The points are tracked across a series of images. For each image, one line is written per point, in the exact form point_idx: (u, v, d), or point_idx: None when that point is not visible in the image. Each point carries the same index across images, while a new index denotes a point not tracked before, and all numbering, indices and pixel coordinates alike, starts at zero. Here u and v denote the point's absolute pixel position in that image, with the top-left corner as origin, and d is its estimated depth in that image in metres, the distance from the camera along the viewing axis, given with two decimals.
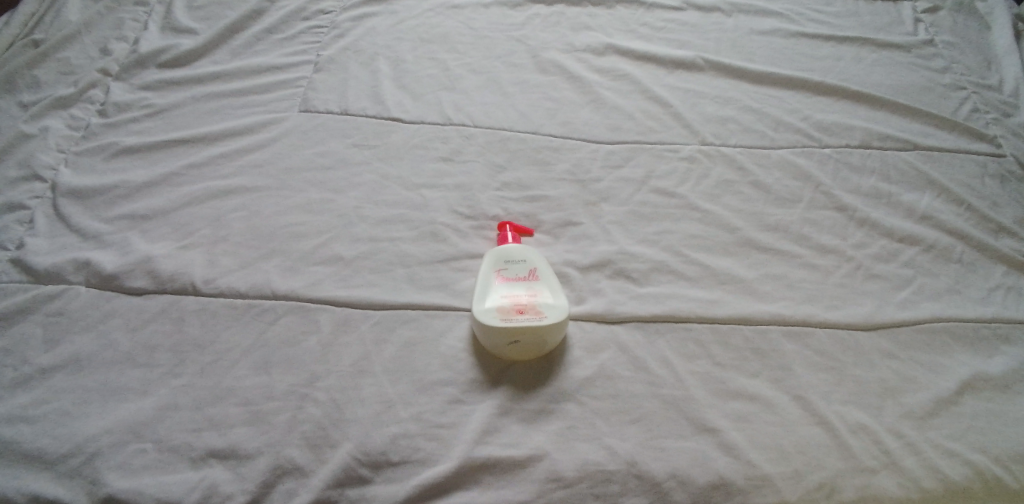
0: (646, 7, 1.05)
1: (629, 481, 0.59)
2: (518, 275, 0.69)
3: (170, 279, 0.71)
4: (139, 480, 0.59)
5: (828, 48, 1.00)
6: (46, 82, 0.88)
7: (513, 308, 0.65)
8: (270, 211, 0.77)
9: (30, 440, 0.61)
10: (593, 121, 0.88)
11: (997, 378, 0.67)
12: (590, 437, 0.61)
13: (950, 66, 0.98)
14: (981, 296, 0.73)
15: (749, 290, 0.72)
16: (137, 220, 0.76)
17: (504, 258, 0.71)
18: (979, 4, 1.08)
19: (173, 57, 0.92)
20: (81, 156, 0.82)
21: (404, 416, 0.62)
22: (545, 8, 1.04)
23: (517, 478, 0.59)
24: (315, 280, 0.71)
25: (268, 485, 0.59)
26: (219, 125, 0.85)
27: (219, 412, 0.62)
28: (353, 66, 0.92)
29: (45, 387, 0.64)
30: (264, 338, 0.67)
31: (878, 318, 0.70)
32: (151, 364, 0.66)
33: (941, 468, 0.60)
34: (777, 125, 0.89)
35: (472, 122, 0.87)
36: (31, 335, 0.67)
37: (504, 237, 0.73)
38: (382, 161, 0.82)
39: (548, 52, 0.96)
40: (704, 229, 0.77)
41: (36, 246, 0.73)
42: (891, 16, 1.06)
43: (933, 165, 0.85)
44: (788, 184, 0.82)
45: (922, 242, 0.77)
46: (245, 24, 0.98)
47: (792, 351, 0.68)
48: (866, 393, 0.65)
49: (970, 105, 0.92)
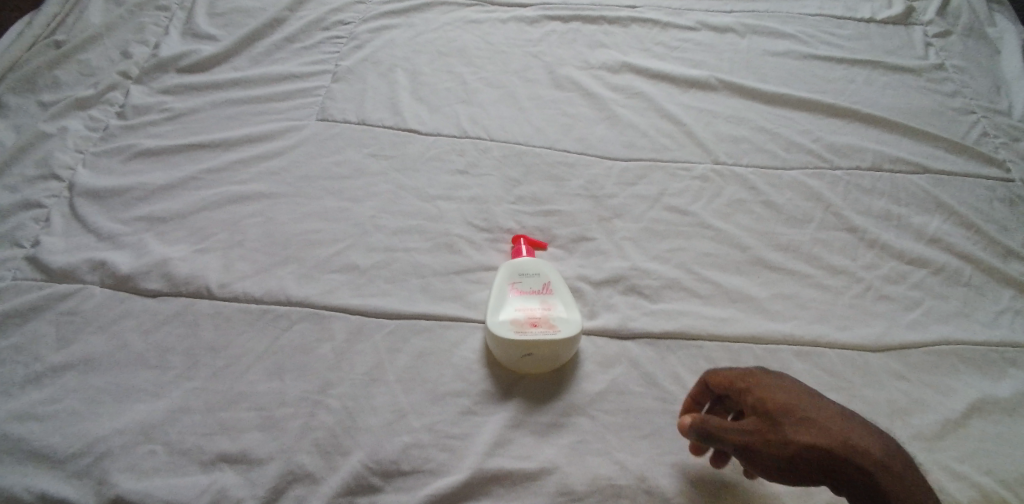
0: (662, 26, 1.06)
1: (640, 496, 0.59)
2: (532, 289, 0.70)
3: (186, 281, 0.71)
4: (149, 482, 0.59)
5: (840, 70, 1.01)
6: (67, 83, 0.89)
7: (527, 321, 0.66)
8: (286, 218, 0.78)
9: (41, 438, 0.61)
10: (607, 138, 0.89)
11: (1005, 401, 0.67)
12: (601, 448, 0.62)
13: (960, 90, 0.99)
14: (990, 319, 0.74)
15: (760, 308, 0.73)
16: (153, 222, 0.77)
17: (518, 271, 0.71)
18: (989, 30, 1.09)
19: (193, 62, 0.93)
20: (99, 157, 0.83)
21: (416, 425, 0.62)
22: (562, 24, 1.05)
23: (528, 490, 0.59)
24: (330, 287, 0.72)
25: (279, 490, 0.59)
26: (238, 131, 0.86)
27: (232, 416, 0.63)
28: (371, 77, 0.93)
29: (56, 386, 0.64)
30: (278, 344, 0.68)
31: (888, 340, 0.71)
32: (165, 366, 0.66)
33: (950, 491, 0.61)
34: (789, 146, 0.90)
35: (488, 135, 0.88)
36: (44, 333, 0.67)
37: (518, 251, 0.74)
38: (398, 172, 0.83)
39: (564, 69, 0.97)
40: (715, 247, 0.78)
41: (52, 244, 0.74)
42: (902, 40, 1.07)
43: (943, 188, 0.86)
44: (799, 204, 0.83)
45: (932, 264, 0.78)
46: (265, 32, 0.99)
47: (802, 371, 0.68)
48: (875, 414, 0.66)
49: (979, 130, 0.93)
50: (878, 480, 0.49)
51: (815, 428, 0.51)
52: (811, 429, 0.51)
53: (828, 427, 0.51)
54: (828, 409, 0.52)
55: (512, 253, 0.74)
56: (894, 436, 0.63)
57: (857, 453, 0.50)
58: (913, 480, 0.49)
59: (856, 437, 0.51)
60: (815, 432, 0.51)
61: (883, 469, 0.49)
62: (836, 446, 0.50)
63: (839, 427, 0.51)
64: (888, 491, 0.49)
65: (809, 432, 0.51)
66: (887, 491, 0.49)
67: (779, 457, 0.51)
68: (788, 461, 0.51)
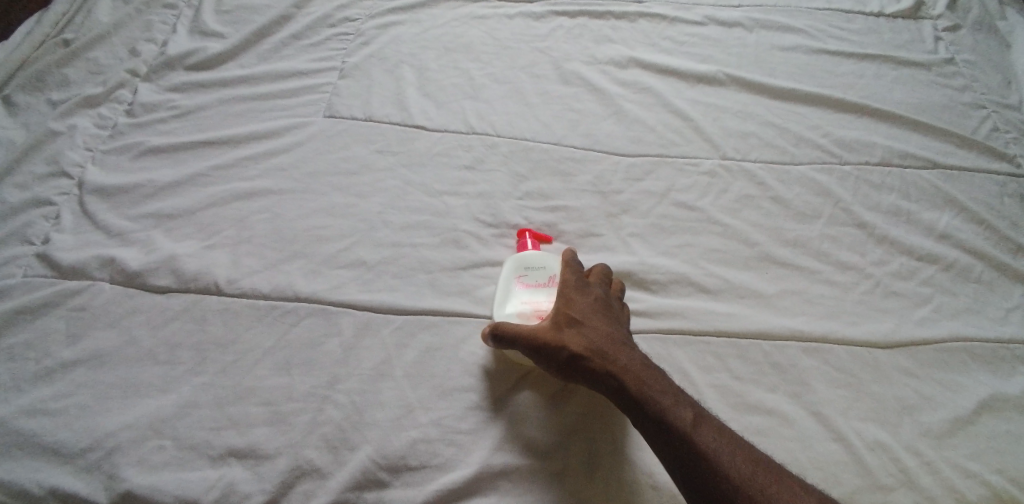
0: (669, 21, 1.05)
1: (647, 492, 0.60)
2: (539, 282, 0.70)
3: (194, 278, 0.72)
4: (158, 477, 0.60)
5: (849, 65, 1.00)
6: (76, 82, 0.89)
7: (533, 314, 0.68)
8: (293, 213, 0.78)
9: (52, 433, 0.62)
10: (615, 134, 0.88)
11: (1015, 399, 0.67)
12: (602, 439, 0.62)
13: (971, 85, 0.98)
14: (1001, 316, 0.73)
15: (768, 304, 0.73)
16: (162, 219, 0.77)
17: (525, 264, 0.71)
18: (1000, 23, 1.07)
19: (201, 60, 0.93)
20: (108, 154, 0.83)
21: (424, 420, 0.63)
22: (568, 20, 1.04)
23: (536, 484, 0.60)
24: (338, 283, 0.72)
25: (288, 485, 0.60)
26: (245, 127, 0.86)
27: (240, 411, 0.63)
28: (378, 74, 0.93)
29: (66, 381, 0.65)
30: (286, 340, 0.68)
31: (898, 336, 0.70)
32: (174, 361, 0.67)
33: (958, 488, 0.61)
34: (798, 141, 0.89)
35: (495, 132, 0.87)
36: (54, 329, 0.68)
37: (525, 245, 0.74)
38: (405, 168, 0.83)
39: (571, 64, 0.97)
40: (724, 243, 0.78)
41: (61, 241, 0.74)
42: (913, 34, 1.05)
43: (954, 184, 0.85)
44: (808, 200, 0.83)
45: (942, 260, 0.77)
46: (271, 29, 0.99)
47: (810, 367, 0.68)
48: (883, 410, 0.66)
49: (990, 125, 0.92)
50: (620, 378, 0.59)
51: (587, 339, 0.61)
52: (578, 336, 0.62)
53: (595, 339, 0.61)
54: (606, 330, 0.62)
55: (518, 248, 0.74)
56: (893, 433, 0.64)
57: (609, 361, 0.60)
58: (647, 378, 0.59)
59: (613, 351, 0.61)
60: (585, 342, 0.61)
61: (626, 374, 0.59)
62: (591, 351, 0.60)
63: (597, 337, 0.61)
64: (624, 385, 0.58)
65: (575, 337, 0.61)
66: (623, 385, 0.58)
67: (546, 354, 0.61)
68: (555, 357, 0.61)
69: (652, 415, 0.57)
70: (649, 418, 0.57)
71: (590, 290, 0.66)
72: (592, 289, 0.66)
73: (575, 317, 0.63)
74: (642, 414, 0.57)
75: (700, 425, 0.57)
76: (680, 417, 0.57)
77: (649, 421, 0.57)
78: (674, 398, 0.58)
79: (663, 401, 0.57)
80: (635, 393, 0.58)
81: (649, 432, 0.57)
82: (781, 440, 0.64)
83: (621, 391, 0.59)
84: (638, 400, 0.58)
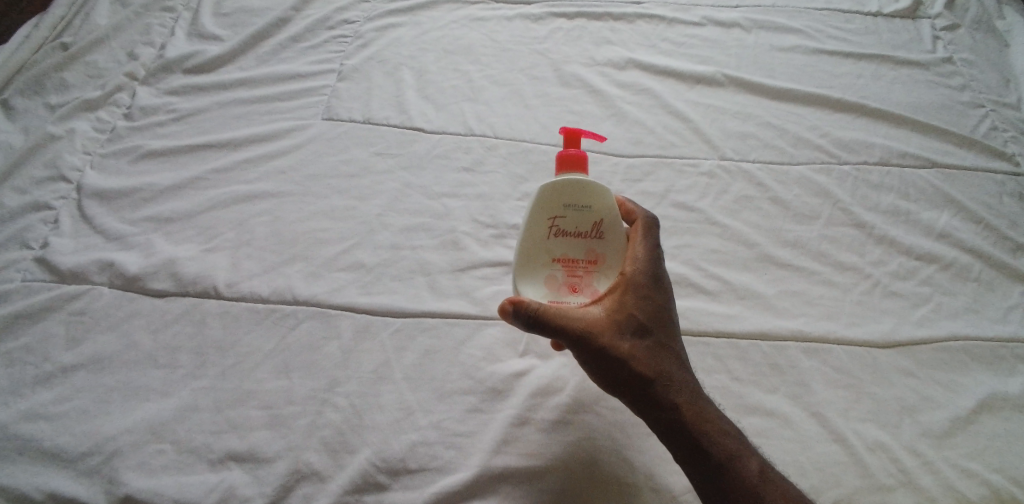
0: (667, 22, 1.05)
1: (646, 493, 0.60)
2: (579, 231, 0.64)
3: (193, 281, 0.72)
4: (158, 481, 0.60)
5: (849, 65, 1.00)
6: (75, 85, 0.89)
7: (564, 281, 0.63)
8: (292, 217, 0.78)
9: (51, 438, 0.62)
10: (614, 135, 0.88)
11: (1015, 398, 0.67)
12: (608, 443, 0.63)
13: (969, 84, 0.98)
14: (1000, 315, 0.73)
15: (768, 305, 0.73)
16: (161, 222, 0.77)
17: (567, 203, 0.64)
18: (999, 22, 1.07)
19: (200, 63, 0.93)
20: (107, 158, 0.83)
21: (424, 423, 0.63)
22: (567, 22, 1.04)
23: (534, 487, 0.60)
24: (338, 285, 0.72)
25: (287, 489, 0.60)
26: (244, 131, 0.86)
27: (239, 414, 0.63)
28: (377, 76, 0.93)
29: (67, 385, 0.65)
30: (285, 343, 0.68)
31: (897, 337, 0.70)
32: (173, 365, 0.67)
33: (958, 488, 0.61)
34: (797, 141, 0.89)
35: (494, 133, 0.87)
36: (54, 333, 0.68)
37: (570, 156, 0.65)
38: (404, 170, 0.83)
39: (570, 66, 0.97)
40: (723, 244, 0.78)
41: (60, 245, 0.74)
42: (910, 34, 1.05)
43: (953, 183, 0.85)
44: (807, 200, 0.83)
45: (941, 260, 0.77)
46: (270, 32, 0.99)
47: (810, 367, 0.68)
48: (883, 411, 0.66)
49: (988, 123, 0.92)
50: (682, 411, 0.58)
51: (652, 357, 0.60)
52: (643, 353, 0.60)
53: (659, 361, 0.60)
54: (670, 350, 0.61)
55: (561, 157, 0.66)
56: (891, 434, 0.64)
57: (672, 388, 0.59)
58: (709, 415, 0.58)
59: (676, 377, 0.60)
60: (650, 360, 0.60)
61: (688, 405, 0.58)
62: (655, 372, 0.59)
63: (662, 357, 0.60)
64: (684, 418, 0.58)
65: (638, 352, 0.60)
66: (684, 420, 0.58)
67: (603, 361, 0.59)
68: (613, 370, 0.60)
69: (713, 458, 0.56)
70: (706, 456, 0.57)
71: (661, 293, 0.63)
72: (664, 292, 0.63)
73: (641, 328, 0.61)
74: (700, 452, 0.57)
75: (765, 477, 0.56)
76: (747, 465, 0.56)
77: (709, 461, 0.56)
78: (740, 443, 0.57)
79: (727, 443, 0.57)
80: (695, 429, 0.57)
81: (704, 470, 0.57)
82: (780, 442, 0.64)
83: (678, 424, 0.58)
84: (697, 437, 0.57)
